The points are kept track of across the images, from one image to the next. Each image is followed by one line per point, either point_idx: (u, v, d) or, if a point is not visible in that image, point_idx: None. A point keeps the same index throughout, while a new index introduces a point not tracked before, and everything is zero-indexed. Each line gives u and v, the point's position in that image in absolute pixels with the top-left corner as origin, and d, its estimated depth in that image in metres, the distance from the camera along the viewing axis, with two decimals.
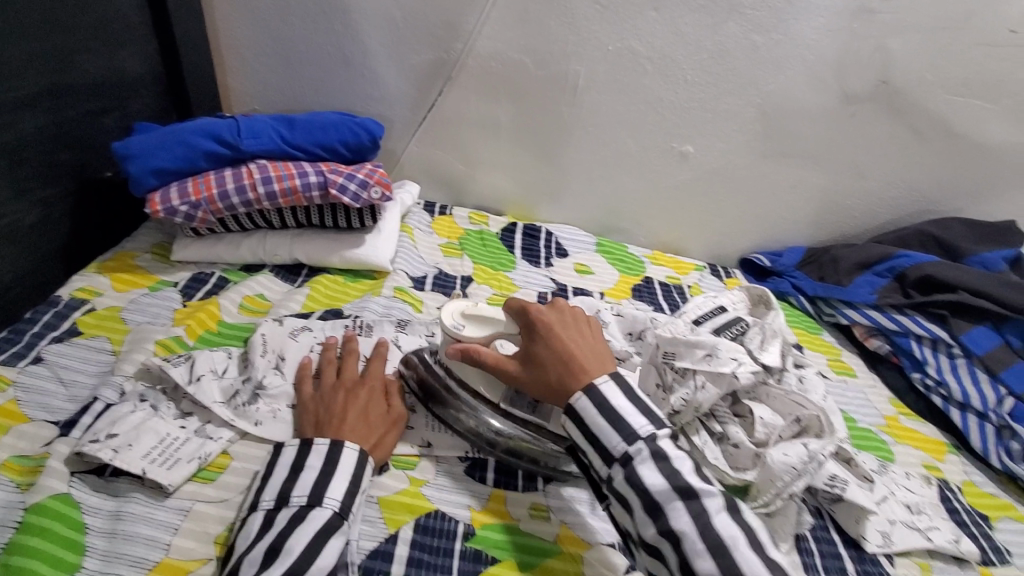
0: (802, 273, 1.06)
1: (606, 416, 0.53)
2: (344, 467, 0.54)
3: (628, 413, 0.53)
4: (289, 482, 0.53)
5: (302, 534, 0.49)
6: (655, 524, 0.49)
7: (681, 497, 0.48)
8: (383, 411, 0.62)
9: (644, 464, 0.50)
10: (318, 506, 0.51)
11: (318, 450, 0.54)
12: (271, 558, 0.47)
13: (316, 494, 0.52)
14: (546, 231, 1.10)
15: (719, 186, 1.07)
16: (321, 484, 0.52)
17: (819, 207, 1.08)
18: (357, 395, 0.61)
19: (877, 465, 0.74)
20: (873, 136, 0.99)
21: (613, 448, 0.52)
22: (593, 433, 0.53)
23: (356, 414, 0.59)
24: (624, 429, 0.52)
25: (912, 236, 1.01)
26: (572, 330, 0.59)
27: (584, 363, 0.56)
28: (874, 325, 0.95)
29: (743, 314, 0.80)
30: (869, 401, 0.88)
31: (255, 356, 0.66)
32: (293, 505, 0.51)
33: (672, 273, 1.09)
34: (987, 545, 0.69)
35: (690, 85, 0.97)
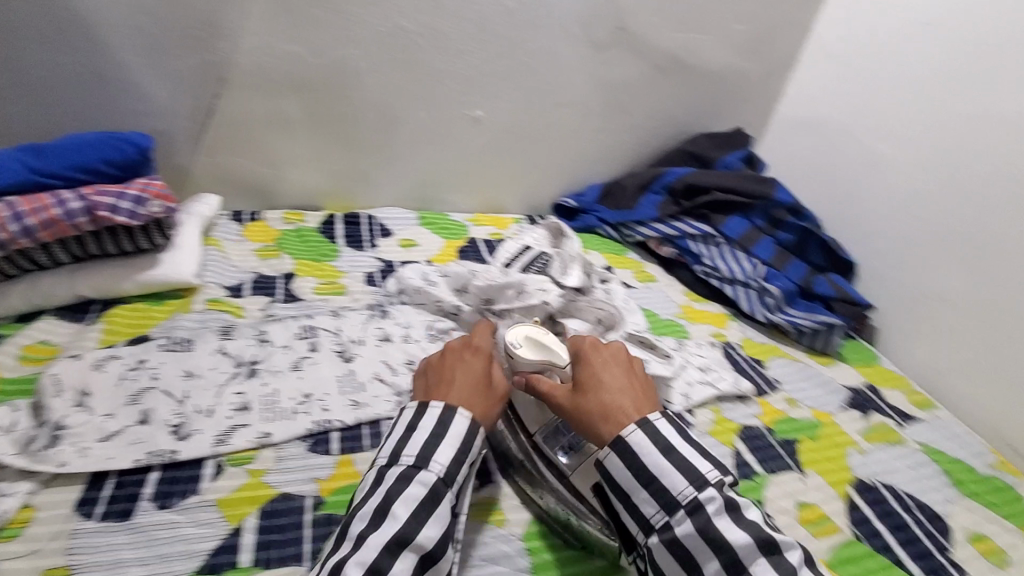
0: (602, 207, 1.21)
1: (667, 457, 0.56)
2: (455, 432, 0.59)
3: (697, 460, 0.56)
4: (404, 439, 0.58)
5: (407, 498, 0.54)
6: (719, 557, 0.52)
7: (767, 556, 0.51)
8: (487, 379, 0.65)
9: (723, 520, 0.53)
10: (424, 470, 0.56)
11: (431, 413, 0.59)
12: (380, 520, 0.52)
13: (425, 456, 0.57)
14: (366, 216, 1.12)
15: (515, 142, 1.17)
16: (428, 449, 0.57)
17: (604, 146, 1.23)
18: (466, 359, 0.66)
19: (675, 344, 0.88)
20: (626, 76, 1.15)
21: (681, 493, 0.55)
22: (655, 475, 0.56)
23: (467, 379, 0.64)
24: (691, 473, 0.55)
25: (675, 156, 1.20)
26: (612, 371, 0.64)
27: (621, 403, 0.61)
28: (662, 236, 1.11)
29: (545, 248, 0.89)
30: (668, 297, 1.03)
31: (50, 398, 0.61)
32: (403, 462, 0.56)
33: (493, 230, 1.18)
34: (761, 381, 0.86)
35: (463, 53, 1.04)
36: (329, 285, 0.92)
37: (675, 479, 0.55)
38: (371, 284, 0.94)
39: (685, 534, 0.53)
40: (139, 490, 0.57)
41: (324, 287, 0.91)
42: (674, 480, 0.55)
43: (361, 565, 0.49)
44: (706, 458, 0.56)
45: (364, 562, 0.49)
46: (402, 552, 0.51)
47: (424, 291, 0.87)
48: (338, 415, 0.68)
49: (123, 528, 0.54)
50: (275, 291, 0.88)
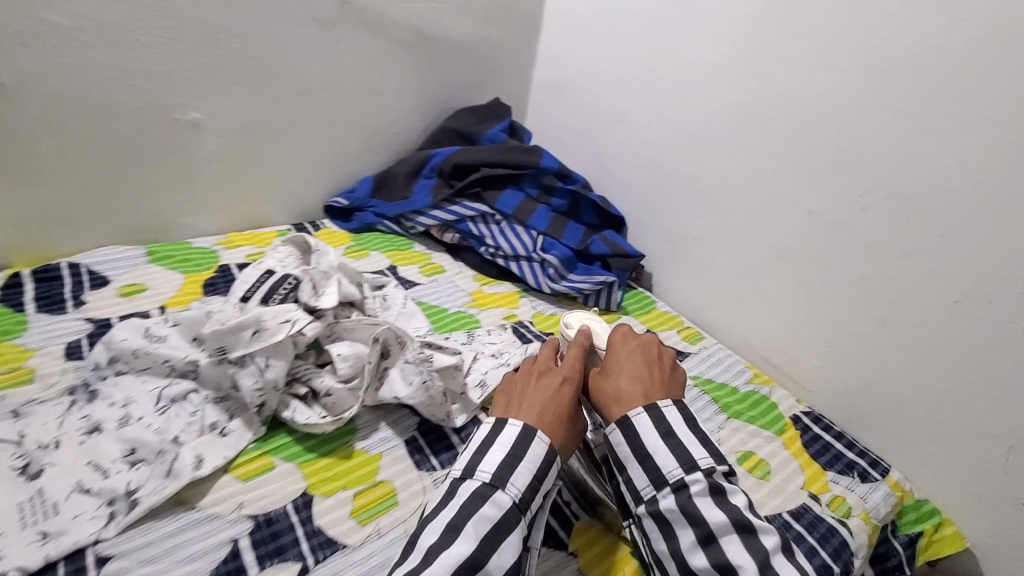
0: (377, 200, 1.11)
1: (664, 440, 0.55)
2: (533, 455, 0.54)
3: (690, 445, 0.54)
4: (473, 453, 0.55)
5: (482, 518, 0.50)
6: (701, 545, 0.50)
7: (740, 533, 0.49)
8: (553, 381, 0.62)
9: (704, 500, 0.51)
10: (499, 491, 0.52)
11: (510, 431, 0.56)
12: (452, 535, 0.49)
13: (496, 473, 0.53)
14: (70, 265, 0.88)
15: (254, 144, 1.01)
16: (504, 469, 0.53)
17: (364, 134, 1.12)
18: (535, 382, 0.62)
19: (464, 338, 0.83)
20: (367, 55, 1.04)
21: (670, 474, 0.53)
22: (648, 453, 0.55)
23: (536, 401, 0.59)
24: (681, 456, 0.53)
25: (440, 136, 1.14)
26: (632, 359, 0.63)
27: (621, 389, 0.60)
28: (441, 222, 1.06)
29: (293, 268, 0.77)
30: (457, 286, 0.98)
31: None
32: (474, 477, 0.53)
33: (253, 250, 1.02)
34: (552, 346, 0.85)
35: (148, 47, 0.84)
36: (9, 373, 0.69)
37: (664, 459, 0.54)
38: (73, 356, 0.73)
39: (666, 509, 0.52)
40: None
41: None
42: (665, 460, 0.53)
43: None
44: (697, 441, 0.55)
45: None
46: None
47: (146, 352, 0.68)
48: (14, 551, 0.51)
49: None
50: None
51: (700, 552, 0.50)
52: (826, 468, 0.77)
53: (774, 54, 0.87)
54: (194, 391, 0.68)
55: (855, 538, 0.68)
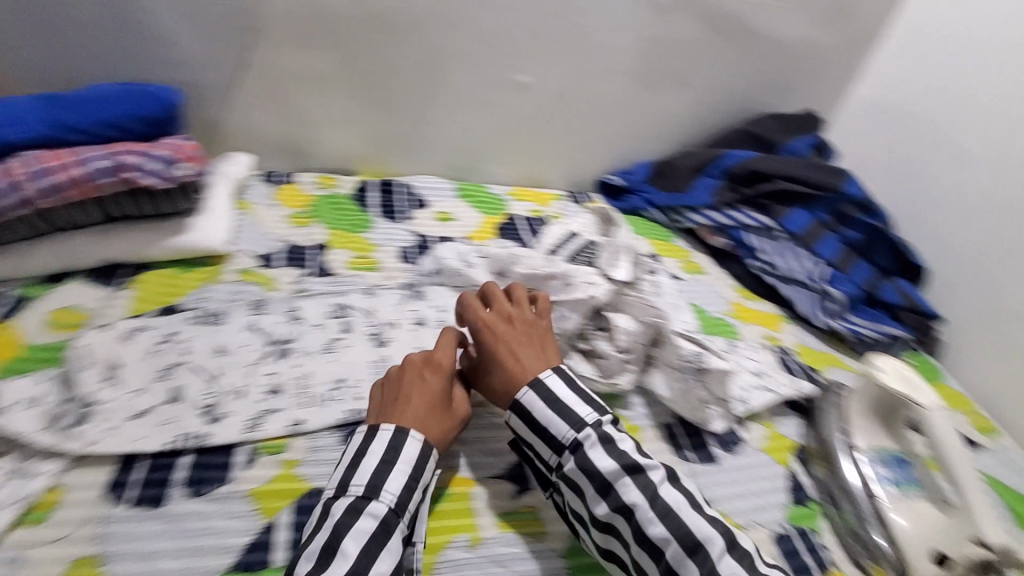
0: (652, 187, 1.12)
1: (552, 410, 0.59)
2: (407, 457, 0.56)
3: (576, 406, 0.60)
4: (348, 470, 0.55)
5: (357, 533, 0.51)
6: (610, 501, 0.55)
7: (630, 474, 0.56)
8: (428, 386, 0.61)
9: (594, 449, 0.58)
10: (374, 501, 0.53)
11: (382, 438, 0.56)
12: (330, 557, 0.49)
13: (373, 486, 0.53)
14: (403, 184, 1.07)
15: (563, 112, 1.09)
16: (374, 478, 0.54)
17: (659, 121, 1.14)
18: (414, 385, 0.61)
19: (726, 345, 0.83)
20: (691, 45, 1.05)
21: (563, 437, 0.59)
22: (541, 425, 0.60)
23: (403, 407, 0.59)
24: (570, 419, 0.59)
25: (738, 137, 1.12)
26: (526, 348, 0.64)
27: (525, 362, 0.63)
28: (715, 224, 1.05)
29: (594, 235, 0.83)
30: (716, 292, 0.97)
31: (80, 371, 0.60)
32: (351, 493, 0.53)
33: (535, 206, 1.10)
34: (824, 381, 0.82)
35: (512, 12, 0.95)
36: (364, 260, 0.87)
37: (557, 426, 0.59)
38: (406, 260, 0.89)
39: (570, 470, 0.58)
40: (169, 475, 0.55)
41: (359, 262, 0.86)
42: (557, 426, 0.59)
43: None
44: (586, 398, 0.61)
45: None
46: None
47: (463, 273, 0.83)
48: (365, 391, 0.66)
49: (154, 515, 0.52)
50: (308, 264, 0.84)
51: (601, 501, 0.56)
52: None
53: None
54: None
55: None
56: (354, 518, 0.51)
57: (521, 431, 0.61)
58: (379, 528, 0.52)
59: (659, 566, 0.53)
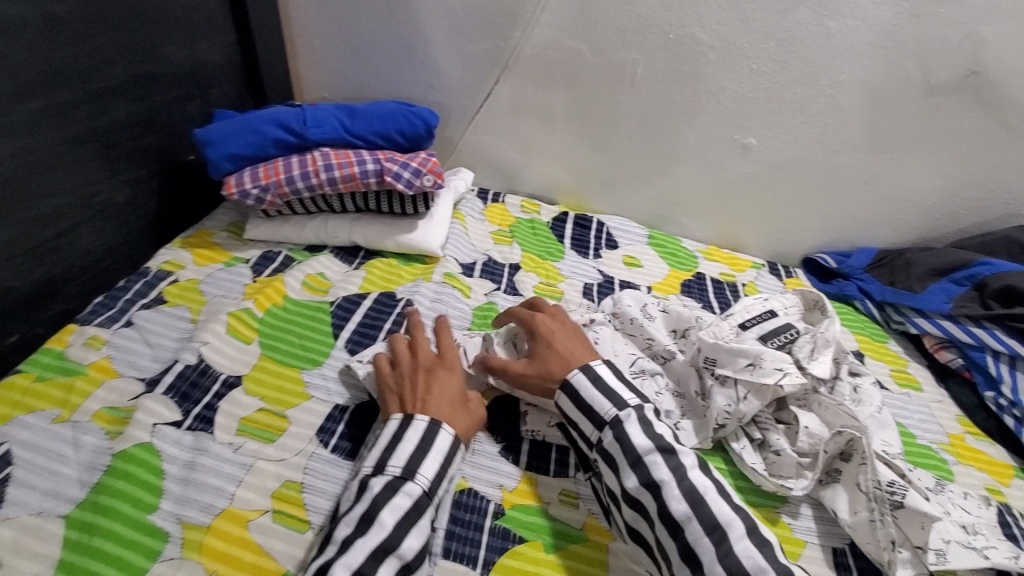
0: (870, 276, 1.02)
1: (598, 389, 0.60)
2: (441, 446, 0.56)
3: (619, 389, 0.60)
4: (387, 452, 0.55)
5: (395, 507, 0.51)
6: (637, 476, 0.54)
7: (661, 452, 0.55)
8: (564, 357, 0.65)
9: (631, 426, 0.57)
10: (411, 482, 0.53)
11: (418, 425, 0.56)
12: (367, 525, 0.50)
13: (410, 467, 0.54)
14: (598, 221, 1.10)
15: (783, 179, 1.03)
16: (415, 460, 0.54)
17: (897, 208, 1.01)
18: (434, 380, 0.62)
19: (934, 483, 0.70)
20: (958, 130, 0.92)
21: (605, 413, 0.58)
22: (586, 403, 0.60)
23: (439, 401, 0.60)
24: (613, 397, 0.59)
25: (997, 243, 0.94)
26: (560, 340, 0.67)
27: (570, 347, 0.66)
28: (945, 336, 0.90)
29: (794, 320, 0.77)
30: (933, 417, 0.83)
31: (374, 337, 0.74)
32: (389, 473, 0.53)
33: (727, 269, 1.06)
34: None
35: (754, 74, 0.93)
36: (548, 287, 0.92)
37: (598, 402, 0.59)
38: (587, 296, 0.93)
39: (609, 445, 0.57)
40: (364, 436, 0.64)
41: (543, 287, 0.92)
42: (600, 401, 0.59)
43: (348, 567, 0.47)
44: (609, 394, 0.59)
45: (351, 563, 0.47)
46: (384, 560, 0.48)
47: (638, 324, 0.81)
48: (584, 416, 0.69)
49: (347, 466, 0.60)
50: (500, 280, 0.91)
51: (632, 474, 0.55)
52: None
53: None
54: (658, 375, 0.77)
55: None
56: (391, 493, 0.52)
57: (569, 413, 0.61)
58: (413, 506, 0.52)
59: (677, 541, 0.51)
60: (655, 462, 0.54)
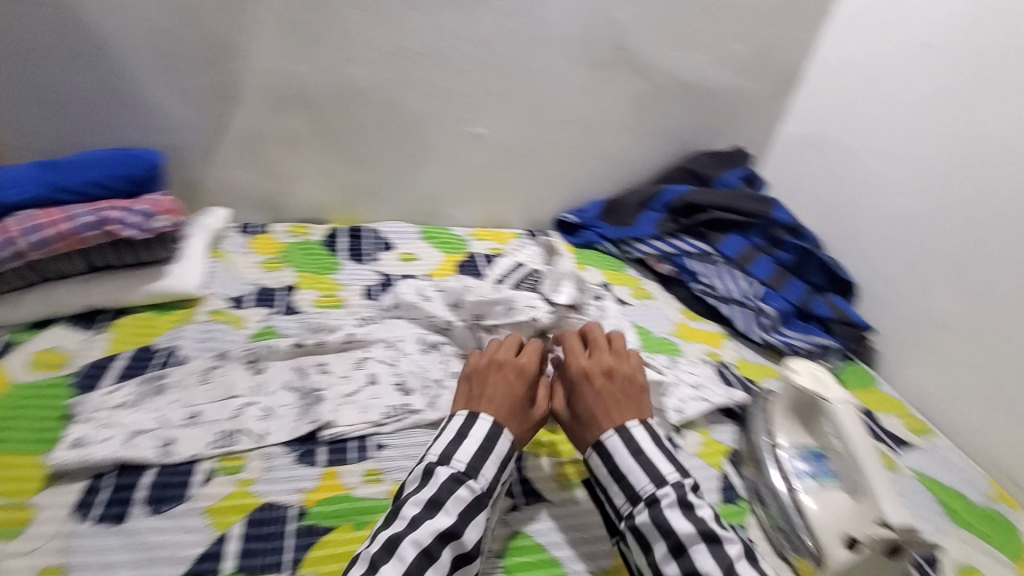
0: (602, 222, 1.21)
1: (636, 459, 0.60)
2: (467, 449, 0.60)
3: (659, 461, 0.60)
4: (454, 442, 0.61)
5: (457, 498, 0.57)
6: (679, 563, 0.55)
7: (706, 542, 0.55)
8: (591, 408, 0.64)
9: (671, 511, 0.57)
10: (472, 479, 0.58)
11: (482, 424, 0.62)
12: (434, 509, 0.55)
13: (473, 466, 0.59)
14: (369, 229, 1.15)
15: (517, 157, 1.19)
16: (478, 460, 0.60)
17: (608, 164, 1.24)
18: (507, 378, 0.66)
19: (668, 361, 0.89)
20: (627, 94, 1.16)
21: (642, 489, 0.59)
22: (623, 471, 0.60)
23: (506, 401, 0.64)
24: (651, 472, 0.59)
25: (678, 174, 1.21)
26: (620, 391, 0.66)
27: (599, 407, 0.64)
28: (660, 253, 1.12)
29: (538, 265, 0.91)
30: (664, 314, 1.04)
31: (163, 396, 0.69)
32: (451, 466, 0.58)
33: (494, 244, 1.20)
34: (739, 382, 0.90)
35: (465, 73, 1.06)
36: (329, 297, 0.94)
37: (636, 475, 0.59)
38: (368, 296, 0.96)
39: (642, 523, 0.57)
40: (133, 494, 0.60)
41: (323, 299, 0.93)
42: (639, 477, 0.59)
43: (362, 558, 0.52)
44: (647, 468, 0.59)
45: (418, 543, 0.53)
46: (448, 544, 0.54)
47: (419, 307, 0.87)
48: (388, 400, 0.74)
49: (117, 530, 0.57)
50: (276, 304, 0.90)
51: (672, 561, 0.55)
52: None
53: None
54: (444, 344, 0.84)
55: None
56: (455, 485, 0.57)
57: (602, 476, 0.61)
58: (473, 500, 0.57)
59: None
60: (700, 551, 0.55)
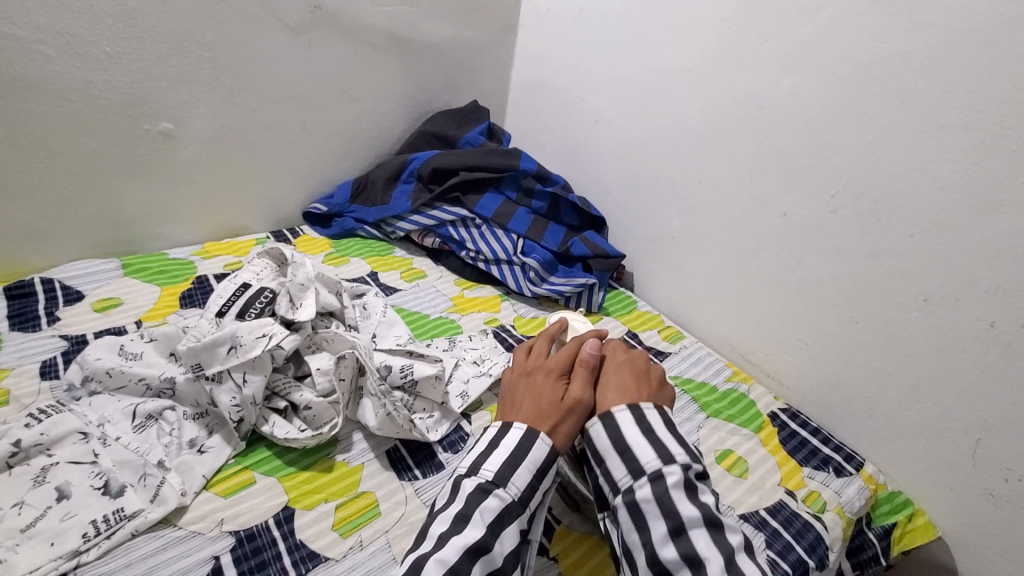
0: (356, 206, 1.11)
1: (643, 433, 0.56)
2: (534, 457, 0.57)
3: (667, 441, 0.55)
4: (484, 453, 0.57)
5: (486, 509, 0.53)
6: (677, 544, 0.49)
7: (710, 528, 0.50)
8: (628, 385, 0.62)
9: (676, 492, 0.51)
10: (501, 487, 0.54)
11: (513, 433, 0.58)
12: (462, 524, 0.52)
13: (501, 475, 0.55)
14: (42, 280, 0.86)
15: (229, 150, 0.99)
16: (507, 468, 0.55)
17: (345, 140, 1.12)
18: (539, 379, 0.64)
19: (445, 346, 0.83)
20: (341, 59, 1.03)
21: (647, 463, 0.53)
22: (626, 445, 0.55)
23: (535, 400, 0.62)
24: (658, 449, 0.54)
25: (421, 139, 1.14)
26: (626, 368, 0.64)
27: (616, 390, 0.61)
28: (422, 227, 1.06)
29: (269, 281, 0.76)
30: (438, 292, 0.99)
31: None
32: (481, 476, 0.55)
33: (230, 259, 1.00)
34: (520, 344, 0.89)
35: (114, 57, 0.82)
36: None
37: (641, 450, 0.54)
38: (49, 375, 0.72)
39: (642, 499, 0.52)
40: None
41: None
42: (644, 449, 0.54)
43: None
44: (651, 443, 0.55)
45: (444, 559, 0.49)
46: (479, 560, 0.50)
47: (117, 373, 0.67)
48: (91, 512, 0.56)
49: None
50: None
51: (671, 543, 0.50)
52: (802, 464, 0.78)
53: (747, 57, 0.87)
54: (171, 409, 0.67)
55: (830, 533, 0.69)
56: (483, 495, 0.54)
57: (603, 448, 0.57)
58: (505, 509, 0.53)
59: None
60: (700, 536, 0.50)
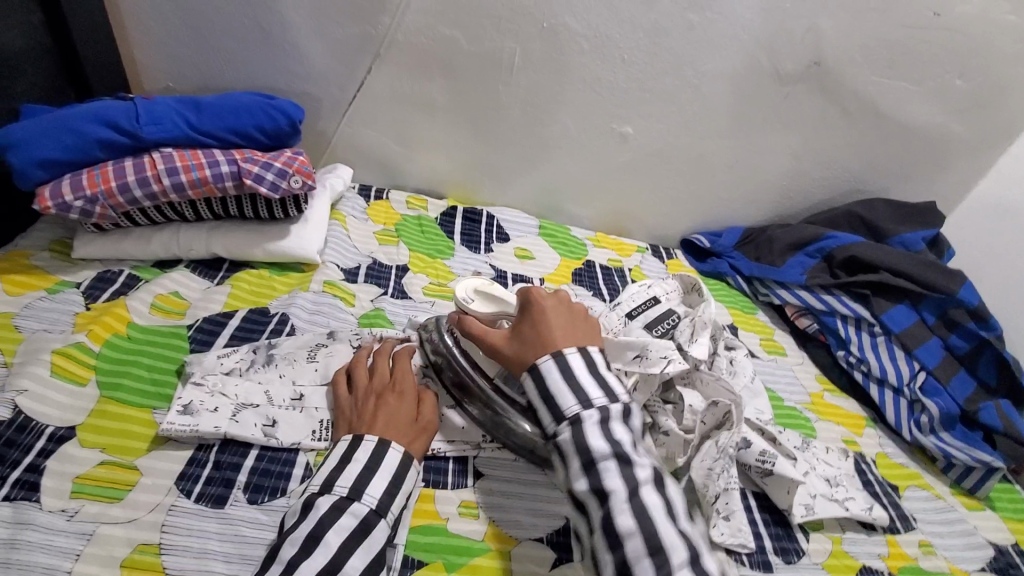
0: (739, 254, 1.09)
1: (564, 379, 0.53)
2: (387, 465, 0.54)
3: (587, 382, 0.53)
4: (336, 471, 0.53)
5: (340, 528, 0.50)
6: (587, 479, 0.49)
7: (617, 459, 0.49)
8: (545, 331, 0.57)
9: (592, 426, 0.50)
10: (358, 502, 0.51)
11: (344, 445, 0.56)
12: (311, 547, 0.48)
13: (357, 488, 0.52)
14: (488, 215, 1.08)
15: (659, 165, 1.07)
16: (364, 479, 0.53)
17: (759, 190, 1.10)
18: (387, 399, 0.61)
19: (800, 442, 0.76)
20: (806, 115, 1.01)
21: (567, 409, 0.51)
22: (551, 393, 0.53)
23: (366, 420, 0.59)
24: (577, 394, 0.52)
25: (842, 218, 1.06)
26: (561, 316, 0.59)
27: (539, 337, 0.57)
28: (804, 305, 0.99)
29: (675, 305, 0.80)
30: (797, 379, 0.91)
31: (271, 371, 0.67)
32: (336, 493, 0.51)
33: (614, 255, 1.09)
34: (882, 493, 0.76)
35: (627, 64, 0.95)
36: (439, 288, 0.89)
37: (562, 396, 0.52)
38: None
39: (563, 442, 0.51)
40: (233, 476, 0.57)
41: (434, 289, 0.88)
42: (564, 396, 0.52)
43: None
44: (579, 388, 0.52)
45: None
46: None
47: None
48: None
49: (214, 515, 0.54)
50: (387, 284, 0.86)
51: (583, 477, 0.49)
52: None
53: None
54: None
55: None
56: (338, 514, 0.50)
57: (532, 398, 0.54)
58: (359, 526, 0.50)
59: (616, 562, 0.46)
60: (609, 468, 0.48)
